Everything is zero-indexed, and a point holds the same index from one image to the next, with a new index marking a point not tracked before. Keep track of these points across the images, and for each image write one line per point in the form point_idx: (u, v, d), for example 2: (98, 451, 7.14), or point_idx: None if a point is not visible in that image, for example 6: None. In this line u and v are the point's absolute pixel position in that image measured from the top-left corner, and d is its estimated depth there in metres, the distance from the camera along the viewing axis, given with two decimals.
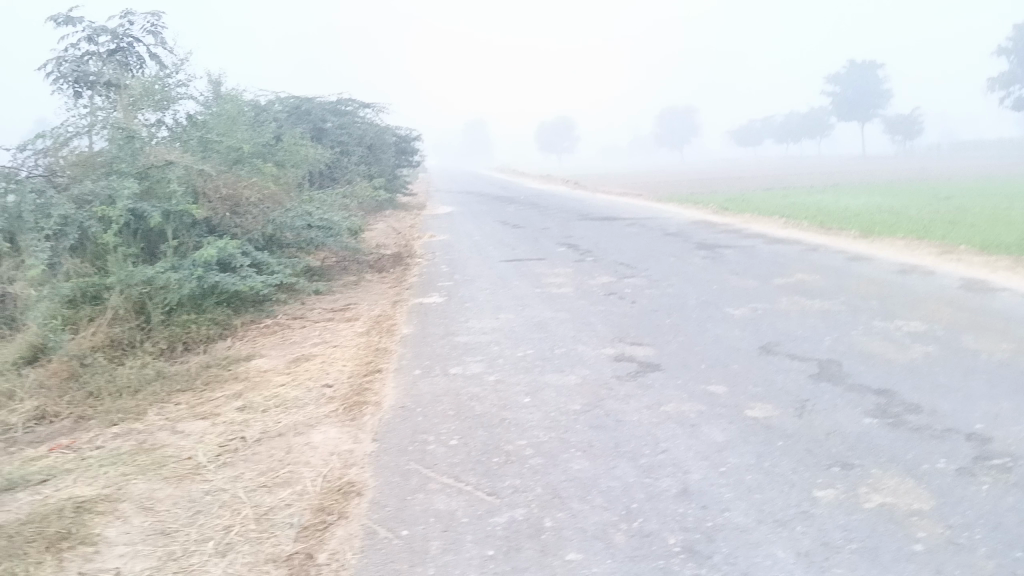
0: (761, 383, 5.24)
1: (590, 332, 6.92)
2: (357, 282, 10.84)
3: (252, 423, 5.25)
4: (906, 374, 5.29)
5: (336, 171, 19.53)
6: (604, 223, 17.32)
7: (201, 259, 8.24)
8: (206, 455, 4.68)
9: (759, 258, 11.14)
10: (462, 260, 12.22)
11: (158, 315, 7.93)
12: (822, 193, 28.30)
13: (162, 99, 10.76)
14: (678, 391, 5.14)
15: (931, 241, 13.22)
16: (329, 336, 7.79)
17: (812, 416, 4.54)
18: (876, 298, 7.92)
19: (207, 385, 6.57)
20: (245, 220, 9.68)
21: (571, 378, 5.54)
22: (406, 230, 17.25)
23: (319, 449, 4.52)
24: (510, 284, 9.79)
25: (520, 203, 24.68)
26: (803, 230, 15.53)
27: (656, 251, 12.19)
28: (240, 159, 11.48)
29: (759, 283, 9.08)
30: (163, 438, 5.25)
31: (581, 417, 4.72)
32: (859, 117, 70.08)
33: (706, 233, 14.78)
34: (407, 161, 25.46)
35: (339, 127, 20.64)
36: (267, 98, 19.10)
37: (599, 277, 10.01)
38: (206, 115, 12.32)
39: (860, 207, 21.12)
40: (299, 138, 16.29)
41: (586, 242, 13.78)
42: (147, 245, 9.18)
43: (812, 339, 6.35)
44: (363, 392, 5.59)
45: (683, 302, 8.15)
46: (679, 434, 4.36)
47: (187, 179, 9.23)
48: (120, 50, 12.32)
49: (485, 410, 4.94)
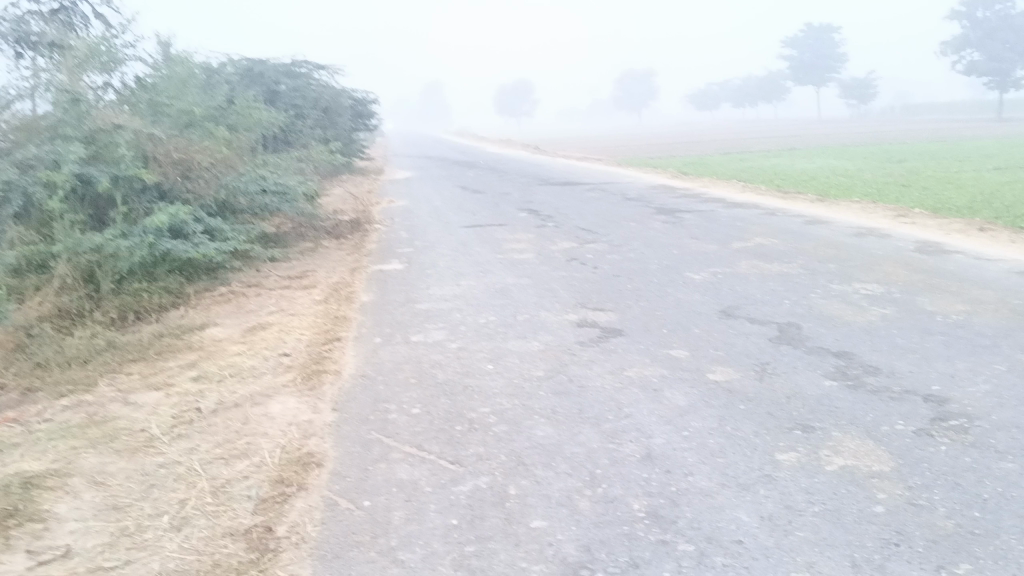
0: (722, 346, 5.25)
1: (552, 298, 6.88)
2: (314, 249, 10.67)
3: (207, 394, 5.13)
4: (865, 335, 5.34)
5: (291, 135, 19.14)
6: (564, 187, 17.26)
7: (151, 225, 8.01)
8: (160, 427, 4.55)
9: (719, 222, 11.18)
10: (422, 225, 12.08)
11: (107, 283, 7.70)
12: (779, 156, 28.56)
13: (108, 60, 10.37)
14: (640, 356, 5.13)
15: (886, 204, 13.40)
16: (286, 305, 7.64)
17: (774, 379, 4.56)
18: (833, 261, 7.99)
19: (160, 355, 6.40)
20: (197, 185, 9.42)
21: (534, 344, 5.51)
22: (364, 195, 17.01)
23: (277, 420, 4.43)
24: (470, 250, 9.70)
25: (479, 168, 24.49)
26: (761, 193, 15.63)
27: (616, 216, 12.17)
28: (192, 123, 11.16)
29: (719, 247, 9.11)
30: (115, 410, 5.10)
31: (544, 383, 4.68)
32: (815, 81, 70.67)
33: (666, 197, 14.80)
34: (364, 125, 25.05)
35: (293, 90, 20.20)
36: (218, 60, 18.58)
37: (560, 242, 9.97)
38: (155, 77, 11.92)
39: (816, 170, 21.35)
40: (252, 101, 15.89)
41: (547, 207, 13.71)
42: (95, 211, 8.89)
43: (772, 302, 6.39)
44: (321, 361, 5.50)
45: (644, 267, 8.14)
46: (643, 399, 4.35)
47: (135, 143, 8.93)
48: (61, 9, 11.84)
49: (447, 377, 4.88)
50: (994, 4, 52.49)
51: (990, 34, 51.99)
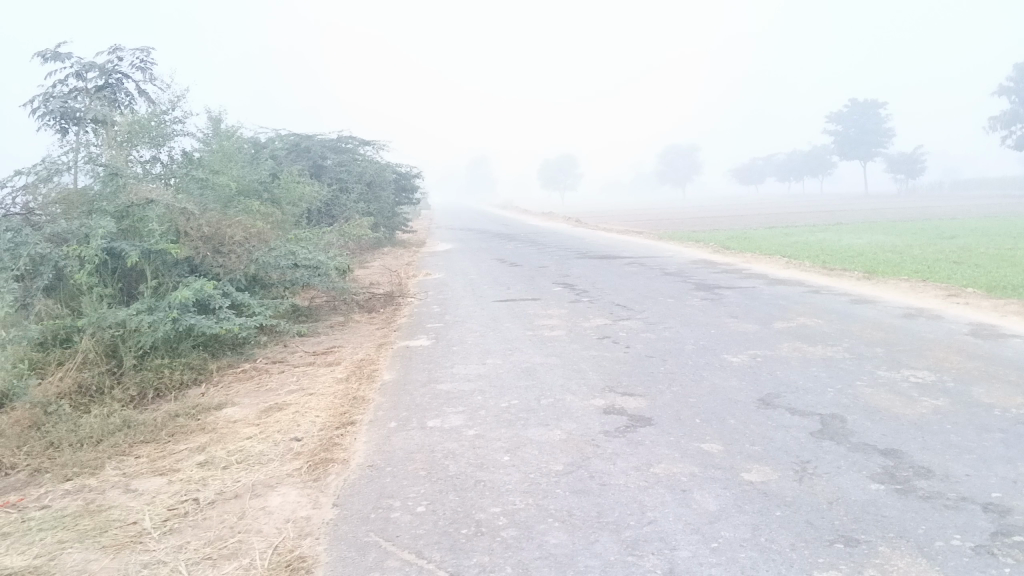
0: (759, 440, 4.85)
1: (580, 380, 6.53)
2: (344, 323, 10.53)
3: (209, 482, 4.87)
4: (916, 431, 4.91)
5: (334, 209, 19.28)
6: (603, 261, 17.01)
7: (176, 300, 7.88)
8: (153, 520, 4.29)
9: (760, 300, 10.78)
10: (455, 300, 11.87)
11: (130, 359, 7.55)
12: (824, 231, 28.09)
13: (157, 135, 10.56)
14: (669, 449, 4.75)
15: (935, 282, 12.87)
16: (306, 383, 7.42)
17: (813, 480, 4.16)
18: (881, 345, 7.54)
19: (172, 436, 6.19)
20: (228, 259, 9.32)
21: (557, 432, 5.16)
22: (402, 268, 16.94)
23: (273, 516, 4.17)
24: (501, 326, 9.43)
25: (520, 241, 24.37)
26: (805, 270, 15.20)
27: (654, 292, 11.83)
28: (231, 197, 11.21)
29: (759, 327, 8.72)
30: (113, 498, 4.85)
31: (563, 480, 4.32)
32: (861, 155, 70.21)
33: (707, 273, 14.46)
34: (407, 199, 25.23)
35: (338, 165, 20.46)
36: (266, 136, 18.92)
37: (594, 319, 9.65)
38: (200, 151, 12.07)
39: (863, 246, 20.87)
40: (295, 174, 16.07)
41: (585, 281, 13.44)
42: (124, 285, 8.84)
43: (814, 390, 5.97)
44: (331, 448, 5.24)
45: (679, 347, 7.78)
46: (669, 501, 3.97)
47: (168, 218, 8.88)
48: (107, 87, 12.17)
49: (459, 470, 4.55)
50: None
51: None
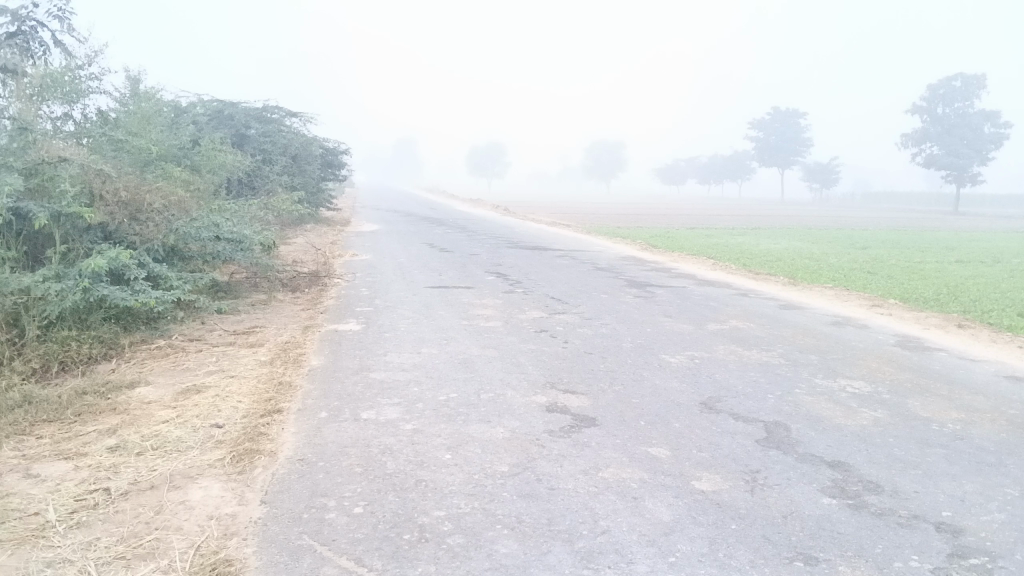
0: (706, 447, 4.74)
1: (519, 375, 6.33)
2: (267, 302, 10.05)
3: (121, 470, 4.47)
4: (861, 443, 4.88)
5: (256, 180, 18.55)
6: (533, 252, 16.82)
7: (88, 269, 7.31)
8: (58, 511, 3.88)
9: (691, 300, 10.79)
10: (384, 283, 11.49)
11: (32, 329, 6.97)
12: (744, 235, 28.57)
13: (72, 91, 9.82)
14: (616, 452, 4.59)
15: (855, 291, 13.14)
16: (227, 365, 6.99)
17: (765, 492, 4.06)
18: (814, 353, 7.57)
19: (79, 416, 5.71)
20: (145, 227, 8.71)
21: (499, 430, 4.95)
22: (327, 246, 16.41)
23: (194, 512, 3.84)
24: (433, 313, 9.14)
25: (447, 226, 24.03)
26: (730, 272, 15.34)
27: (586, 286, 11.72)
28: (150, 161, 10.55)
29: (694, 328, 8.67)
30: (11, 484, 4.40)
31: (509, 482, 4.11)
32: (780, 163, 72.15)
33: (637, 270, 14.46)
34: (333, 176, 24.49)
35: (262, 135, 19.68)
36: (187, 100, 18.05)
37: (529, 311, 9.46)
38: (119, 112, 11.34)
39: (781, 252, 21.31)
40: (218, 143, 15.35)
41: (516, 271, 13.25)
42: (30, 249, 8.20)
43: (755, 396, 5.92)
44: (257, 438, 4.89)
45: (617, 345, 7.65)
46: (621, 509, 3.81)
47: (81, 179, 8.23)
48: (19, 33, 11.30)
49: (398, 468, 4.29)
50: (951, 101, 54.24)
51: (947, 130, 53.71)
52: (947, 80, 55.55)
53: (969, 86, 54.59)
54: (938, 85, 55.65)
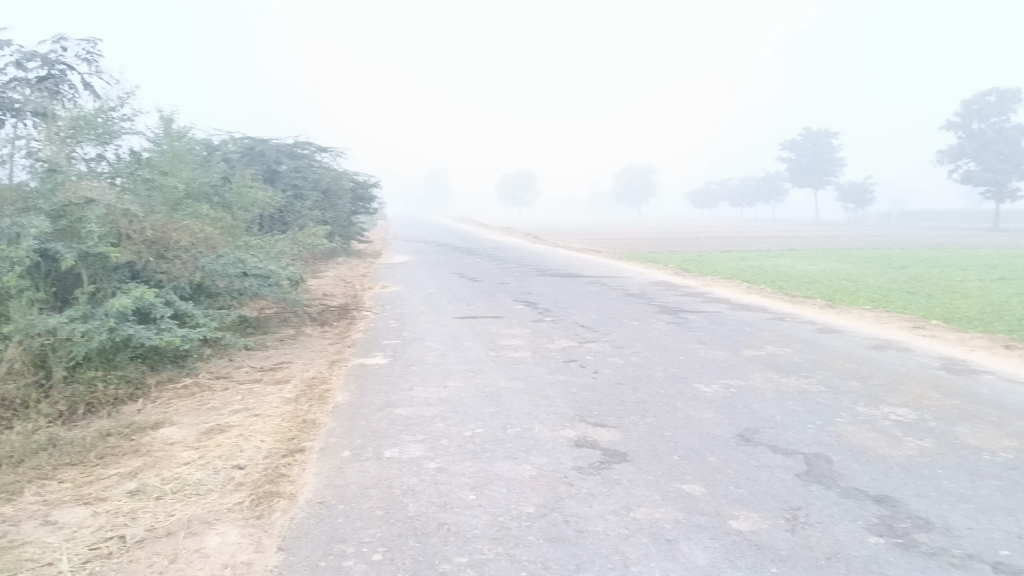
0: (743, 483, 4.52)
1: (548, 408, 6.15)
2: (295, 337, 9.99)
3: (139, 516, 4.37)
4: (907, 476, 4.62)
5: (287, 215, 18.68)
6: (564, 279, 16.66)
7: (113, 309, 7.28)
8: (71, 562, 3.77)
9: (726, 326, 10.54)
10: (413, 315, 11.40)
11: (59, 371, 6.95)
12: (780, 257, 28.17)
13: (104, 133, 9.92)
14: (648, 490, 4.39)
15: (896, 312, 12.77)
16: (252, 403, 6.90)
17: (807, 531, 3.83)
18: (855, 379, 7.30)
19: (101, 459, 5.64)
20: (173, 265, 8.69)
21: (526, 467, 4.77)
22: (356, 279, 16.40)
23: (209, 561, 3.72)
24: (461, 345, 9.00)
25: (477, 255, 24.01)
26: (765, 295, 15.03)
27: (617, 314, 11.52)
28: (180, 200, 10.59)
29: (729, 355, 8.43)
30: (27, 532, 4.31)
31: (535, 525, 3.93)
32: (813, 184, 71.40)
33: (670, 296, 14.22)
34: (363, 209, 24.60)
35: (293, 171, 19.86)
36: (220, 139, 18.28)
37: (559, 341, 9.28)
38: (150, 152, 11.45)
39: (817, 273, 20.94)
40: (249, 179, 15.47)
41: (546, 300, 13.09)
42: (59, 290, 8.21)
43: (794, 426, 5.67)
44: (277, 480, 4.77)
45: (649, 374, 7.45)
46: (653, 553, 3.61)
47: (109, 219, 8.24)
48: (50, 77, 11.49)
49: (420, 511, 4.13)
50: (987, 117, 53.35)
51: (984, 145, 52.77)
52: (982, 95, 54.74)
53: (1005, 101, 53.68)
54: (973, 100, 54.83)
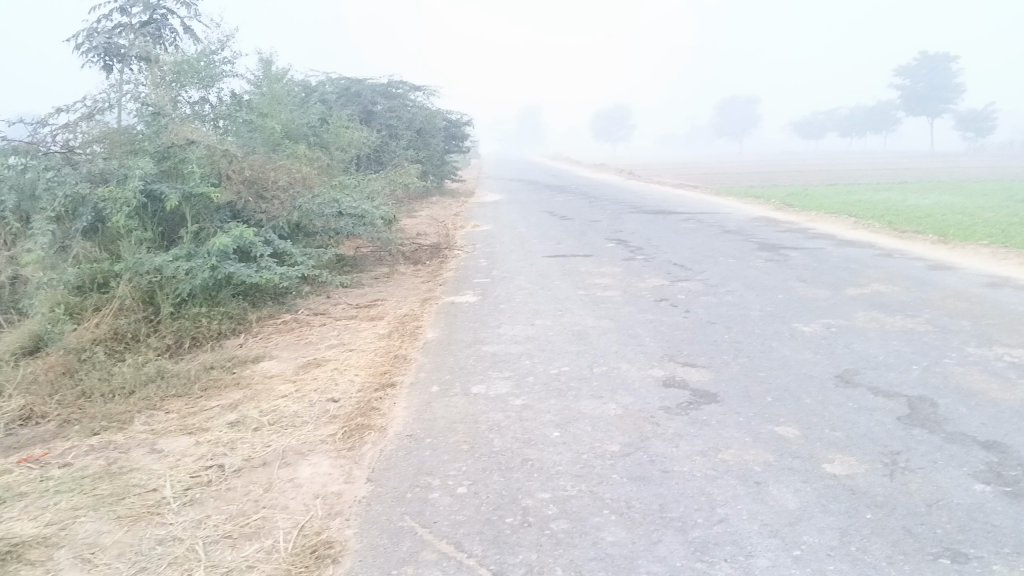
0: (840, 425, 4.34)
1: (636, 347, 6.05)
2: (389, 274, 10.16)
3: (238, 446, 4.55)
4: (1020, 421, 4.35)
5: (383, 155, 18.84)
6: (659, 216, 16.33)
7: (214, 247, 7.52)
8: (173, 488, 3.96)
9: (829, 263, 10.12)
10: (503, 254, 11.40)
11: (167, 307, 7.25)
12: (889, 191, 26.82)
13: (206, 76, 10.13)
14: (739, 432, 4.27)
15: (1016, 248, 12.00)
16: (347, 338, 7.07)
17: (907, 477, 3.66)
18: (966, 318, 6.90)
19: (205, 391, 5.90)
20: (271, 205, 8.89)
21: (611, 406, 4.71)
22: (449, 218, 16.49)
23: (302, 491, 3.84)
24: (551, 283, 8.96)
25: (570, 193, 23.75)
26: (873, 231, 14.36)
27: (713, 251, 11.21)
28: (279, 142, 10.79)
29: (830, 293, 8.10)
30: (136, 459, 4.55)
31: (620, 463, 3.88)
32: (929, 113, 67.32)
33: (769, 232, 13.75)
34: (457, 147, 24.56)
35: (388, 110, 19.99)
36: (317, 79, 18.50)
37: (650, 279, 9.12)
38: (250, 94, 11.66)
39: (931, 207, 19.83)
40: (345, 120, 15.65)
41: (639, 237, 12.85)
42: (165, 230, 8.52)
43: (897, 367, 5.41)
44: (368, 413, 4.87)
45: (744, 314, 7.22)
46: (742, 495, 3.51)
47: (210, 160, 8.46)
48: (152, 22, 11.79)
49: (505, 446, 4.14)
50: None
51: None
52: None
53: None
54: None
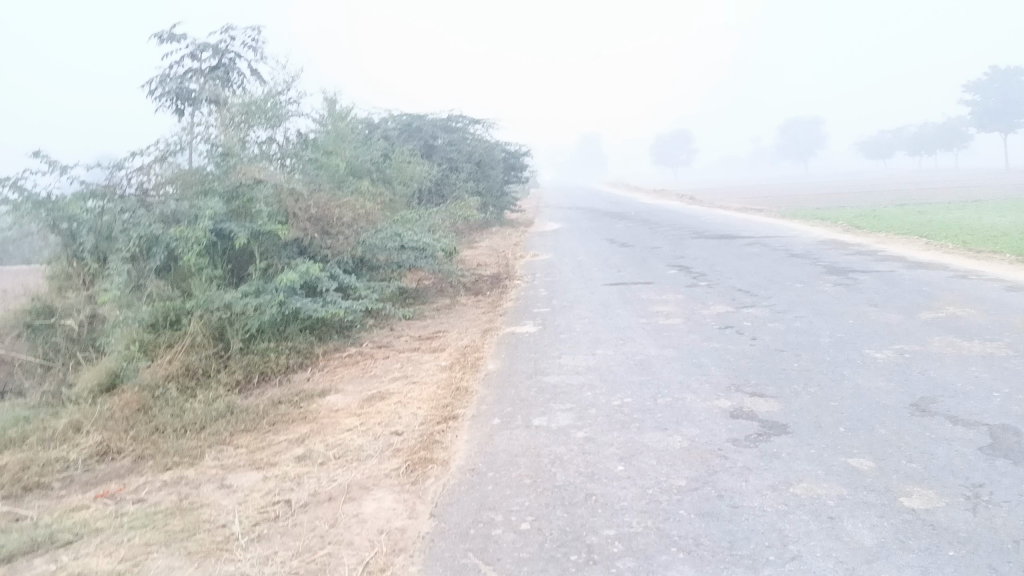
0: (918, 457, 4.17)
1: (701, 377, 5.94)
2: (451, 306, 10.21)
3: (305, 481, 4.59)
4: None
5: (444, 188, 19.06)
6: (721, 241, 16.10)
7: (282, 283, 7.67)
8: (242, 524, 4.02)
9: (900, 286, 9.82)
10: (564, 283, 11.38)
11: (236, 343, 7.41)
12: (961, 209, 25.96)
13: (273, 117, 10.39)
14: (810, 465, 4.13)
15: None
16: (411, 370, 7.12)
17: (991, 512, 3.49)
18: None
19: (273, 425, 5.99)
20: (336, 241, 9.04)
21: (677, 438, 4.62)
22: (510, 248, 16.55)
23: (367, 526, 3.85)
24: (612, 312, 8.88)
25: (631, 219, 23.64)
26: (947, 252, 13.90)
27: (779, 276, 10.98)
28: (343, 179, 10.98)
29: (903, 318, 7.84)
30: (207, 495, 4.63)
31: (686, 498, 3.80)
32: (1001, 127, 65.18)
33: (837, 255, 13.43)
34: (516, 178, 24.72)
35: (448, 144, 20.21)
36: (379, 116, 18.87)
37: (714, 306, 8.97)
38: (315, 133, 11.93)
39: (1009, 225, 19.11)
40: (407, 154, 15.88)
41: (701, 263, 12.69)
42: (234, 267, 8.74)
43: (978, 395, 5.19)
44: (432, 447, 4.88)
45: (812, 340, 7.04)
46: (815, 531, 3.39)
47: (276, 199, 8.66)
48: (221, 66, 12.20)
49: (568, 481, 4.09)
50: None
51: None
52: None
53: None
54: None
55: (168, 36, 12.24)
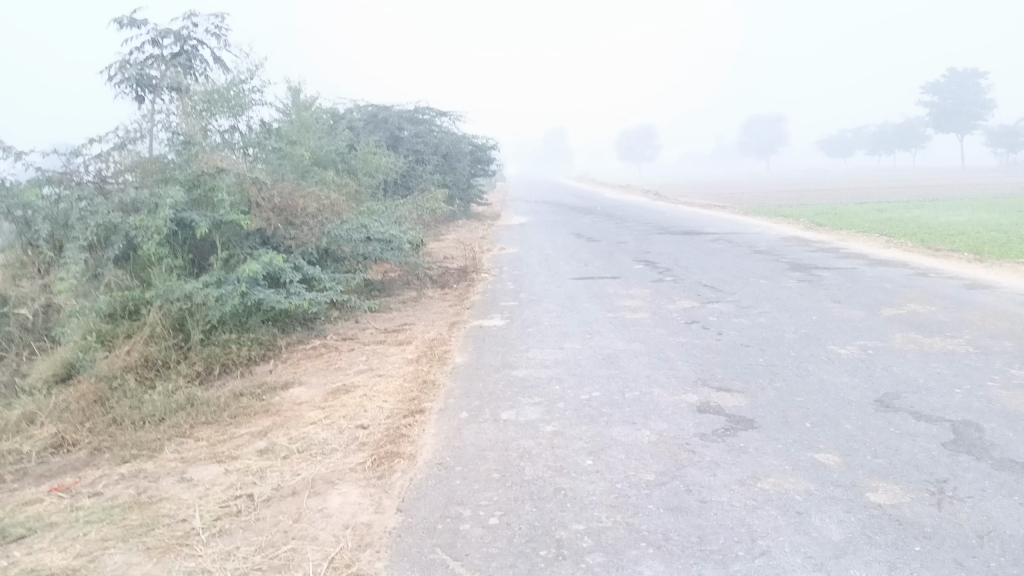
0: (883, 452, 4.21)
1: (669, 371, 5.95)
2: (417, 299, 10.12)
3: (267, 475, 4.50)
4: None
5: (410, 179, 18.93)
6: (686, 237, 16.18)
7: (244, 274, 7.52)
8: (203, 518, 3.92)
9: (862, 283, 9.93)
10: (531, 276, 11.34)
11: (196, 333, 7.26)
12: (919, 208, 26.44)
13: (236, 105, 10.19)
14: (777, 459, 4.15)
15: None
16: (376, 363, 7.03)
17: (956, 507, 3.52)
18: (1008, 338, 6.72)
19: (234, 418, 5.87)
20: (300, 231, 8.89)
21: (645, 433, 4.61)
22: (476, 241, 16.47)
23: (332, 521, 3.78)
24: (579, 306, 8.87)
25: (597, 214, 23.68)
26: (906, 249, 14.10)
27: (744, 272, 11.06)
28: (308, 170, 10.81)
29: (866, 314, 7.93)
30: (166, 489, 4.52)
31: (656, 493, 3.79)
32: (958, 129, 66.45)
33: (800, 251, 13.57)
34: (482, 171, 24.63)
35: (415, 136, 20.04)
36: (345, 106, 18.65)
37: (680, 301, 9.00)
38: (279, 122, 11.73)
39: (966, 224, 19.47)
40: (373, 145, 15.72)
41: (667, 258, 12.74)
42: (196, 256, 8.56)
43: (940, 391, 5.25)
44: (398, 441, 4.81)
45: (778, 336, 7.08)
46: (783, 526, 3.40)
47: (239, 187, 8.49)
48: (183, 53, 11.96)
49: (537, 475, 4.05)
50: None
51: None
52: None
53: None
54: None
55: (129, 21, 11.97)
